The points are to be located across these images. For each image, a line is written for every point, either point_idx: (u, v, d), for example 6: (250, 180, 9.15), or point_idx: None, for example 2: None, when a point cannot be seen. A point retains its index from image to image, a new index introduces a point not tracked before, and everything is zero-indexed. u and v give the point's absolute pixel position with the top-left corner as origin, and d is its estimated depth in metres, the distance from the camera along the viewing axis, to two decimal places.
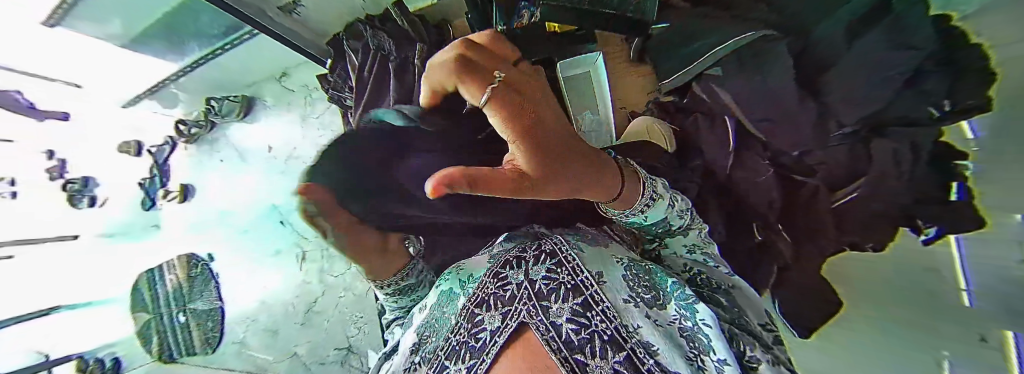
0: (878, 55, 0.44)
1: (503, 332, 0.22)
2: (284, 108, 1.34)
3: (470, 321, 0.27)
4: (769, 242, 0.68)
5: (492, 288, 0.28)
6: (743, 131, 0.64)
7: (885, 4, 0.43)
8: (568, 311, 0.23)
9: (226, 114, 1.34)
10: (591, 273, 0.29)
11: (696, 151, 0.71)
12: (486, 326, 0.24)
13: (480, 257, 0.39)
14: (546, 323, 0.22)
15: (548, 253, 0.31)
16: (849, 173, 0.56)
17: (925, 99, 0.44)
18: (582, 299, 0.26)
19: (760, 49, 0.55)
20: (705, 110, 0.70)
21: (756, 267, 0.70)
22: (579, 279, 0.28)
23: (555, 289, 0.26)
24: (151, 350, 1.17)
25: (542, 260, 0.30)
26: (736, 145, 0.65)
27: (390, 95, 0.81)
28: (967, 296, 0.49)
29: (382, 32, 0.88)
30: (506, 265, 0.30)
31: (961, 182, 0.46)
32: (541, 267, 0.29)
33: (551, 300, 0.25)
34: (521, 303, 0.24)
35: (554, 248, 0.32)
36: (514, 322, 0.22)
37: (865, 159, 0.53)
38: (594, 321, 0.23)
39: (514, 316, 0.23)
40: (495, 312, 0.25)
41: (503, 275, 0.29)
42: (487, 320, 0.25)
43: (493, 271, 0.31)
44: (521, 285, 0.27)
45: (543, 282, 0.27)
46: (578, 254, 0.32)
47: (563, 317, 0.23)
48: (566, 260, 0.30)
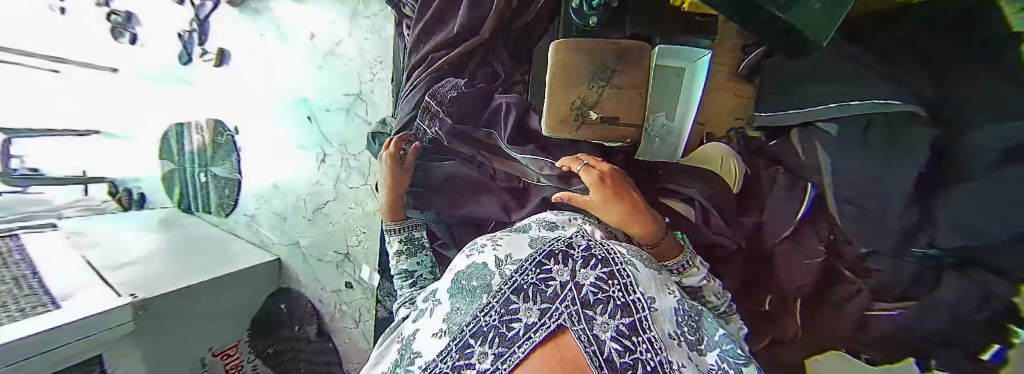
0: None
1: (542, 329, 0.26)
2: None
3: (503, 305, 0.29)
4: (775, 315, 0.65)
5: (533, 278, 0.30)
6: (820, 203, 0.55)
7: None
8: (613, 329, 0.26)
9: None
10: (646, 296, 0.29)
11: (757, 210, 0.65)
12: (522, 317, 0.27)
13: (520, 234, 0.39)
14: (590, 335, 0.25)
15: (601, 260, 0.30)
16: (904, 292, 0.48)
17: None
18: (629, 320, 0.26)
19: (898, 125, 0.42)
20: (792, 164, 0.60)
21: (751, 331, 0.69)
22: (631, 298, 0.28)
23: (601, 302, 0.27)
24: (175, 198, 1.59)
25: (593, 266, 0.30)
26: (804, 218, 0.57)
27: (457, 20, 0.77)
28: None
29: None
30: (552, 258, 0.31)
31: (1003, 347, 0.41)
32: (591, 272, 0.29)
33: (596, 312, 0.27)
34: (565, 304, 0.27)
35: (607, 256, 0.31)
36: (554, 322, 0.26)
37: (929, 288, 0.44)
38: (637, 348, 0.25)
39: (555, 315, 0.26)
40: (533, 307, 0.28)
41: (547, 268, 0.30)
42: (524, 312, 0.28)
43: (535, 260, 0.31)
44: (566, 286, 0.29)
45: (590, 289, 0.28)
46: (634, 270, 0.30)
47: (608, 334, 0.25)
48: (620, 273, 0.29)
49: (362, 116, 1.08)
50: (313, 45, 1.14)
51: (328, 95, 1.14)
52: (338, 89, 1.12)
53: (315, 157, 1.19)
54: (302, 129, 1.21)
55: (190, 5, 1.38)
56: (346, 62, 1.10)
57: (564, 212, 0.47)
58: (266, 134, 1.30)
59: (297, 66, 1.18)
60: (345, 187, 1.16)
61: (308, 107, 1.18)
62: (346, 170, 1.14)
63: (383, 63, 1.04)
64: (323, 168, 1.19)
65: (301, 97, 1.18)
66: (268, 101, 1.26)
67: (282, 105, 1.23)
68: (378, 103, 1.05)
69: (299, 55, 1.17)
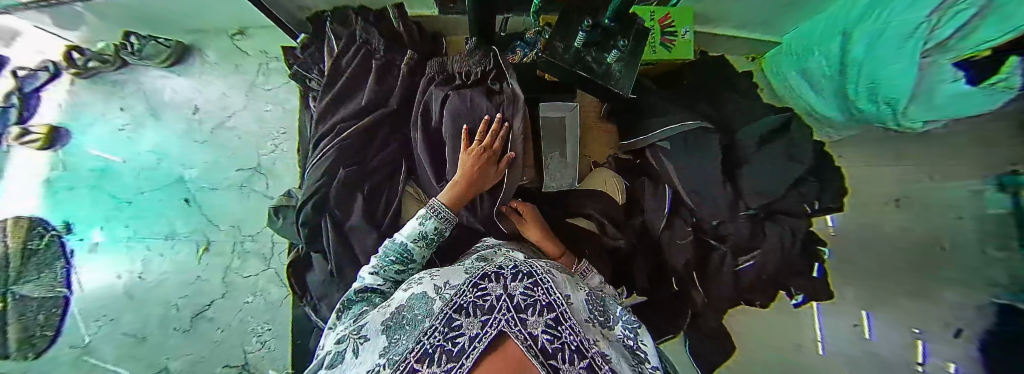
0: (775, 163, 0.61)
1: (484, 337, 0.26)
2: (228, 67, 1.05)
3: (446, 325, 0.28)
4: (684, 292, 0.75)
5: (471, 297, 0.30)
6: (677, 199, 0.72)
7: (784, 126, 0.64)
8: (543, 324, 0.28)
9: (147, 57, 0.96)
10: (562, 294, 0.32)
11: (639, 211, 0.77)
12: (464, 331, 0.27)
13: (453, 267, 0.39)
14: (525, 333, 0.26)
15: (525, 272, 0.32)
16: (748, 245, 0.65)
17: (803, 199, 0.62)
18: (554, 314, 0.29)
19: (698, 137, 0.66)
20: (653, 175, 0.77)
21: (676, 315, 0.76)
22: (553, 298, 0.31)
23: (531, 304, 0.29)
24: None
25: (521, 278, 0.31)
26: (670, 210, 0.72)
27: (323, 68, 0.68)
28: (819, 345, 0.55)
29: (368, 11, 0.70)
30: (485, 277, 0.31)
31: (820, 264, 0.59)
32: (519, 284, 0.31)
33: (528, 314, 0.28)
34: (500, 313, 0.28)
35: (531, 268, 0.33)
36: (494, 331, 0.26)
37: (759, 234, 0.63)
38: (563, 334, 0.28)
39: (494, 324, 0.27)
40: (473, 320, 0.28)
41: (483, 287, 0.31)
42: (467, 326, 0.27)
43: (471, 281, 0.32)
44: (500, 298, 0.29)
45: (520, 297, 0.29)
46: (551, 276, 0.34)
47: (539, 329, 0.27)
48: (541, 280, 0.32)
49: (261, 191, 1.00)
50: (191, 118, 0.98)
51: (212, 168, 0.96)
52: (228, 161, 0.99)
53: (194, 248, 0.88)
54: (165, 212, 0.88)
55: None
56: (235, 134, 1.01)
57: (490, 247, 0.48)
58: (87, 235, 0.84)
59: (164, 139, 0.94)
60: (240, 279, 0.91)
61: (188, 188, 0.92)
62: (239, 256, 0.93)
63: (287, 134, 1.05)
64: (205, 262, 0.88)
65: (175, 175, 0.91)
66: (120, 178, 0.86)
67: (150, 180, 0.89)
68: (282, 175, 1.03)
69: (168, 132, 0.95)
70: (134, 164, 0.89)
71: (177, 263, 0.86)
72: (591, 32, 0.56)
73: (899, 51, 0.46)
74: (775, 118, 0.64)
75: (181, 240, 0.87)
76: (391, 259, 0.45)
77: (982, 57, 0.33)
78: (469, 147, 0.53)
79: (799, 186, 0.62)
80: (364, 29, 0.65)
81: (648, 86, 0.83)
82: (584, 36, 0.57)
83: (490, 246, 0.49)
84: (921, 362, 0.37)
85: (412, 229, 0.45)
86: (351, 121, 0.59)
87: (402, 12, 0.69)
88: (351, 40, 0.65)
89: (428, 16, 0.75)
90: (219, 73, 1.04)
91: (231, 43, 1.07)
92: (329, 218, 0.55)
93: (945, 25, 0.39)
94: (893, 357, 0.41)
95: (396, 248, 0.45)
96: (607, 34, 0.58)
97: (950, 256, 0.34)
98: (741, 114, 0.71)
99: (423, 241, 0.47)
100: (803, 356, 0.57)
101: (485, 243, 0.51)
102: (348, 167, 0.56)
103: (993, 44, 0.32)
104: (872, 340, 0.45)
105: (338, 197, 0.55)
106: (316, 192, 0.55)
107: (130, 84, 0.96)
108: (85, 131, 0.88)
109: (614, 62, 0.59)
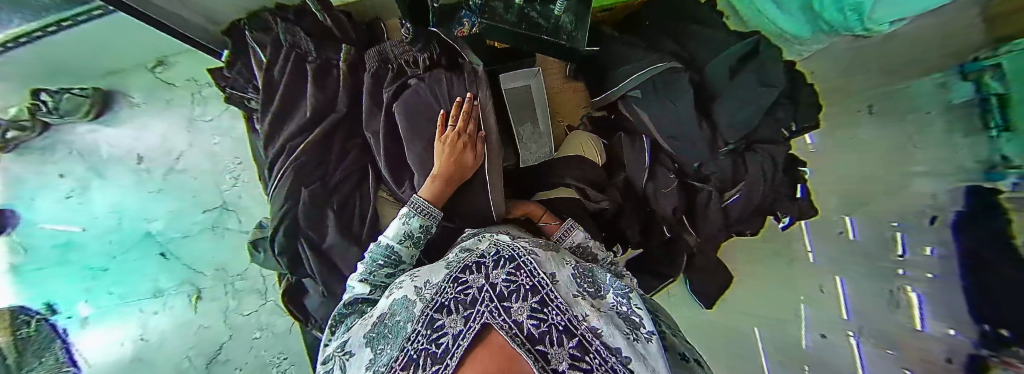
0: (753, 90, 0.59)
1: (467, 333, 0.24)
2: (157, 105, 0.95)
3: (429, 326, 0.27)
4: (676, 237, 0.76)
5: (453, 293, 0.29)
6: (657, 147, 0.71)
7: (753, 51, 0.62)
8: (528, 309, 0.26)
9: (67, 114, 0.85)
10: (547, 274, 0.31)
11: (621, 167, 0.76)
12: (448, 330, 0.26)
13: (433, 265, 0.37)
14: (510, 322, 0.25)
15: (507, 258, 0.31)
16: (733, 180, 0.66)
17: (781, 124, 0.62)
18: (539, 297, 0.28)
19: (669, 78, 0.64)
20: (628, 129, 0.75)
21: (672, 259, 0.78)
22: (537, 280, 0.30)
23: (514, 291, 0.28)
24: None
25: (501, 264, 0.30)
26: (651, 161, 0.72)
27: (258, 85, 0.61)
28: (812, 256, 0.59)
29: (288, 10, 0.62)
30: (466, 270, 0.30)
31: (802, 184, 0.60)
32: (500, 271, 0.30)
33: (512, 301, 0.27)
34: (483, 305, 0.27)
35: (513, 252, 0.32)
36: (477, 325, 0.25)
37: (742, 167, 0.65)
38: (550, 315, 0.27)
39: (477, 318, 0.25)
40: (456, 316, 0.27)
41: (464, 280, 0.30)
42: (450, 324, 0.26)
43: (451, 277, 0.31)
44: (482, 289, 0.28)
45: (503, 284, 0.28)
46: (534, 257, 0.33)
47: (524, 315, 0.26)
48: (524, 263, 0.31)
49: (236, 228, 0.95)
50: (139, 170, 0.91)
51: (179, 219, 0.91)
52: (190, 206, 0.93)
53: (188, 299, 0.86)
54: (148, 273, 0.84)
55: None
56: (190, 175, 0.95)
57: (473, 236, 0.47)
58: None
59: (117, 198, 0.88)
60: (243, 318, 0.90)
61: (161, 241, 0.88)
62: (235, 298, 0.91)
63: (245, 163, 0.98)
64: (202, 308, 0.87)
65: (142, 232, 0.86)
66: (95, 248, 0.82)
67: (121, 244, 0.84)
68: (249, 206, 0.96)
69: (120, 187, 0.89)
70: (98, 230, 0.83)
71: (176, 318, 0.84)
72: None
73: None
74: (743, 47, 0.61)
75: (171, 295, 0.85)
76: (380, 264, 0.43)
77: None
78: (443, 132, 0.50)
79: (776, 112, 0.62)
80: (287, 31, 0.58)
81: (609, 35, 0.79)
82: None
83: (472, 235, 0.47)
84: (900, 253, 0.40)
85: (398, 230, 0.43)
86: (301, 136, 0.55)
87: (326, 4, 0.62)
88: (278, 47, 0.59)
89: (357, 2, 0.67)
90: (154, 113, 0.94)
91: (155, 78, 0.95)
92: (305, 241, 0.53)
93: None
94: (878, 254, 0.44)
95: (383, 251, 0.43)
96: None
97: (929, 148, 0.34)
98: (709, 48, 0.68)
99: (411, 241, 0.45)
100: (801, 271, 0.61)
101: (469, 231, 0.49)
102: (309, 186, 0.53)
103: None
104: (857, 241, 0.48)
105: (308, 218, 0.52)
106: (283, 218, 0.52)
107: (60, 147, 0.86)
108: (31, 203, 0.80)
109: (562, 15, 0.56)
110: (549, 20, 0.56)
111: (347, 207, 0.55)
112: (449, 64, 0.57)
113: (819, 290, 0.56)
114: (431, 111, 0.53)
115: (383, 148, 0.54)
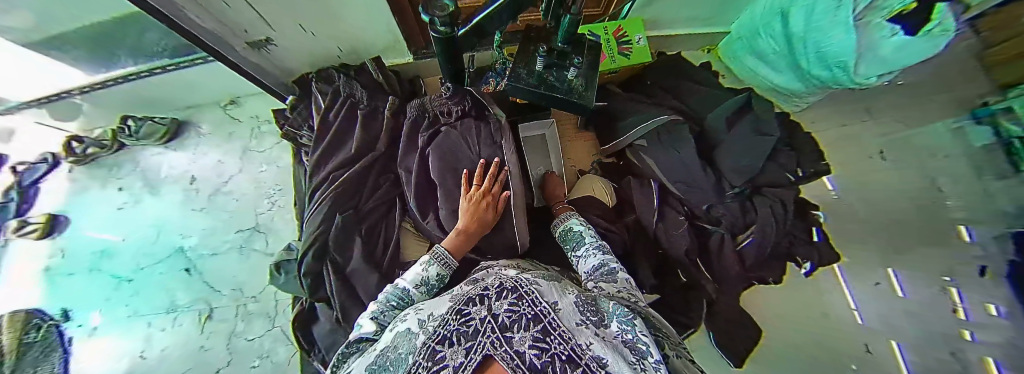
0: (751, 140, 0.64)
1: (468, 365, 0.24)
2: (220, 138, 1.05)
3: (430, 358, 0.26)
4: (694, 282, 0.73)
5: (454, 325, 0.29)
6: (665, 190, 0.74)
7: (748, 106, 0.68)
8: (530, 338, 0.25)
9: (142, 138, 0.98)
10: (549, 302, 0.32)
11: (630, 208, 0.76)
12: (448, 362, 0.25)
13: (441, 297, 0.37)
14: (511, 352, 0.24)
15: (509, 289, 0.33)
16: (743, 223, 0.67)
17: (783, 170, 0.67)
18: (541, 327, 0.28)
19: (671, 128, 0.70)
20: (637, 172, 0.79)
21: (689, 306, 0.73)
22: (539, 309, 0.30)
23: (516, 321, 0.28)
24: None
25: (504, 296, 0.32)
26: (660, 203, 0.73)
27: (312, 122, 0.73)
28: (858, 314, 0.60)
29: (349, 68, 0.75)
30: (469, 302, 0.31)
31: (817, 228, 0.67)
32: (503, 302, 0.31)
33: (514, 331, 0.26)
34: (485, 335, 0.26)
35: (515, 284, 0.34)
36: (479, 355, 0.24)
37: (751, 212, 0.66)
38: (552, 345, 0.26)
39: (479, 349, 0.25)
40: (459, 347, 0.26)
41: (467, 312, 0.30)
42: (450, 356, 0.25)
43: (454, 309, 0.31)
44: (484, 320, 0.28)
45: (505, 314, 0.29)
46: (536, 287, 0.34)
47: (526, 345, 0.25)
48: (526, 293, 0.32)
49: (261, 249, 0.96)
50: (188, 190, 0.99)
51: (206, 237, 0.95)
52: (224, 228, 0.97)
53: (194, 318, 0.87)
54: (170, 287, 0.89)
55: (12, 172, 0.94)
56: (234, 198, 1.00)
57: (485, 267, 0.49)
58: (85, 316, 0.86)
59: (160, 214, 0.96)
60: (244, 340, 0.87)
61: (188, 257, 0.93)
62: (243, 320, 0.89)
63: (283, 190, 1.02)
64: (208, 330, 0.87)
65: (174, 247, 0.93)
66: (125, 259, 0.91)
67: (147, 259, 0.91)
68: (279, 230, 0.98)
69: (166, 205, 0.97)
70: (133, 240, 0.92)
71: (179, 335, 0.86)
72: (547, 55, 0.60)
73: (835, 17, 0.53)
74: (736, 102, 0.68)
75: (182, 312, 0.87)
76: (392, 305, 0.40)
77: (913, 8, 0.42)
78: (469, 190, 0.54)
79: (777, 160, 0.67)
80: (347, 83, 0.69)
81: (616, 91, 0.88)
82: (543, 61, 0.61)
83: (484, 267, 0.49)
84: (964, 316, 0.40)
85: (416, 276, 0.44)
86: (343, 168, 0.62)
87: (380, 64, 0.75)
88: (337, 95, 0.69)
89: (402, 63, 0.79)
90: (212, 143, 1.04)
91: (224, 113, 1.06)
92: (331, 264, 0.56)
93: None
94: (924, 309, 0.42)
95: (398, 293, 0.41)
96: (562, 56, 0.62)
97: None
98: (708, 104, 0.76)
99: (426, 287, 0.44)
100: (839, 321, 0.63)
101: (480, 263, 0.51)
102: (344, 213, 0.58)
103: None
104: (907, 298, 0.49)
105: (338, 242, 0.56)
106: (315, 240, 0.56)
107: (128, 165, 0.99)
108: (84, 214, 0.94)
109: (574, 78, 0.64)
110: (564, 82, 0.63)
111: (376, 231, 0.59)
112: (478, 115, 0.66)
113: (867, 351, 0.55)
114: (455, 159, 0.59)
115: (415, 183, 0.59)
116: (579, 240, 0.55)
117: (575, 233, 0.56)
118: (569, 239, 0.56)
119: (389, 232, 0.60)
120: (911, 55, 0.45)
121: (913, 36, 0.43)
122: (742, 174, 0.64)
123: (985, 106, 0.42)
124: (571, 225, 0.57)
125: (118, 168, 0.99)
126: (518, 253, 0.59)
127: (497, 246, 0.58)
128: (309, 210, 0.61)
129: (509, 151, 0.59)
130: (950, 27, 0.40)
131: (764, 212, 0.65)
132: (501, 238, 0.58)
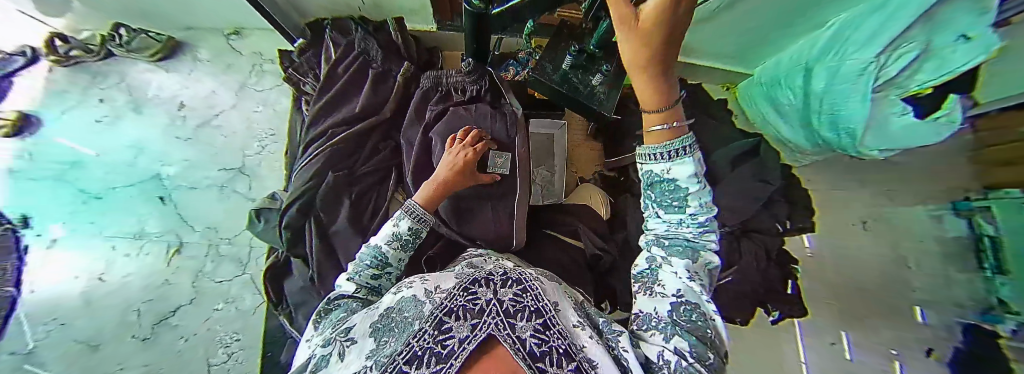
0: (751, 184, 0.65)
1: (474, 339, 0.23)
2: (219, 68, 1.00)
3: (436, 327, 0.25)
4: None
5: (462, 300, 0.28)
6: None
7: (756, 150, 0.69)
8: (531, 329, 0.26)
9: (134, 51, 0.93)
10: (551, 301, 0.32)
11: (622, 225, 0.72)
12: (454, 334, 0.24)
13: (443, 272, 0.37)
14: (514, 337, 0.24)
15: (515, 280, 0.32)
16: (726, 261, 0.68)
17: (774, 218, 0.68)
18: (542, 320, 0.28)
19: None
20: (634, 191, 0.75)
21: None
22: (541, 305, 0.30)
23: (519, 311, 0.28)
24: None
25: (510, 285, 0.31)
26: None
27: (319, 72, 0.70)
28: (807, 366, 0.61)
29: (368, 21, 0.71)
30: (475, 282, 0.31)
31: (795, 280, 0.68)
32: (508, 290, 0.30)
33: (517, 319, 0.27)
34: (491, 317, 0.26)
35: (520, 276, 0.34)
36: (483, 334, 0.24)
37: (735, 253, 0.68)
38: (552, 338, 0.26)
39: (483, 327, 0.25)
40: (464, 323, 0.25)
41: (474, 291, 0.29)
42: (456, 328, 0.25)
43: (461, 285, 0.30)
44: (491, 302, 0.28)
45: (510, 303, 0.28)
46: (539, 283, 0.34)
47: (528, 333, 0.25)
48: (530, 288, 0.32)
49: (243, 193, 0.94)
50: (177, 116, 0.94)
51: (186, 168, 0.92)
52: (207, 161, 0.94)
53: (162, 250, 0.84)
54: (135, 216, 0.83)
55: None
56: (220, 134, 0.96)
57: (482, 255, 0.48)
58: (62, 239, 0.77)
59: (138, 134, 0.90)
60: (213, 284, 0.86)
61: (165, 186, 0.88)
62: (213, 261, 0.87)
63: (275, 137, 1.00)
64: (175, 264, 0.84)
65: (151, 174, 0.88)
66: (92, 174, 0.82)
67: (115, 180, 0.84)
68: (264, 177, 0.97)
69: (149, 127, 0.92)
70: (106, 158, 0.85)
71: (143, 264, 0.81)
72: (577, 56, 0.59)
73: (854, 84, 0.53)
74: (745, 144, 0.68)
75: (150, 240, 0.83)
76: (366, 264, 0.43)
77: (928, 93, 0.42)
78: (453, 146, 0.53)
79: (772, 208, 0.68)
80: (363, 39, 0.66)
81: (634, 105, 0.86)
82: (571, 60, 0.60)
83: (477, 255, 0.49)
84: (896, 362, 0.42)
85: (387, 231, 0.45)
86: (344, 126, 0.60)
87: (402, 26, 0.70)
88: (349, 48, 0.66)
89: (424, 30, 0.76)
90: (207, 72, 1.00)
91: (225, 43, 1.02)
92: (314, 223, 0.54)
93: (893, 64, 0.47)
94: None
95: (372, 252, 0.44)
96: (591, 60, 0.61)
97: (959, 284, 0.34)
98: (717, 137, 0.76)
99: (398, 243, 0.45)
100: None
101: (470, 251, 0.50)
102: (337, 172, 0.56)
103: (935, 82, 0.41)
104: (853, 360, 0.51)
105: (325, 202, 0.54)
106: (303, 193, 0.54)
107: (113, 76, 0.92)
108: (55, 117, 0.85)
109: (598, 85, 0.62)
110: (588, 85, 0.61)
111: (367, 198, 0.57)
112: (493, 100, 0.63)
113: None
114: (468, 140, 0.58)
115: (414, 156, 0.57)
116: (677, 219, 0.34)
117: (670, 215, 0.34)
118: (689, 220, 0.33)
119: (379, 201, 0.57)
120: (917, 139, 0.44)
121: (922, 119, 0.42)
122: (735, 215, 0.65)
123: (965, 198, 0.35)
124: (677, 180, 0.31)
125: (102, 78, 0.92)
126: (512, 248, 0.57)
127: (488, 236, 0.55)
128: (301, 161, 0.58)
129: (523, 149, 0.60)
130: (956, 119, 0.38)
131: (750, 256, 0.67)
132: (492, 229, 0.56)
